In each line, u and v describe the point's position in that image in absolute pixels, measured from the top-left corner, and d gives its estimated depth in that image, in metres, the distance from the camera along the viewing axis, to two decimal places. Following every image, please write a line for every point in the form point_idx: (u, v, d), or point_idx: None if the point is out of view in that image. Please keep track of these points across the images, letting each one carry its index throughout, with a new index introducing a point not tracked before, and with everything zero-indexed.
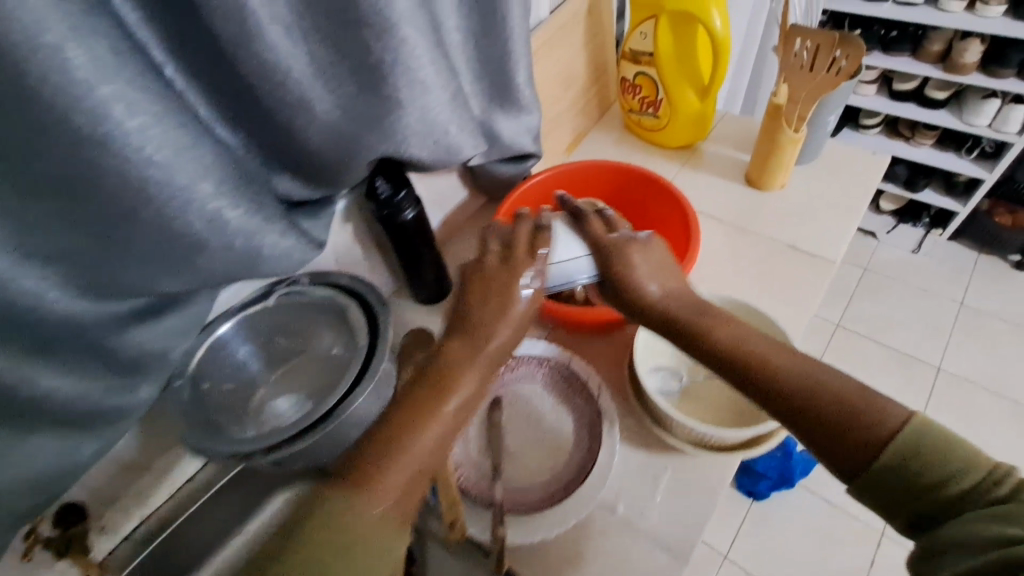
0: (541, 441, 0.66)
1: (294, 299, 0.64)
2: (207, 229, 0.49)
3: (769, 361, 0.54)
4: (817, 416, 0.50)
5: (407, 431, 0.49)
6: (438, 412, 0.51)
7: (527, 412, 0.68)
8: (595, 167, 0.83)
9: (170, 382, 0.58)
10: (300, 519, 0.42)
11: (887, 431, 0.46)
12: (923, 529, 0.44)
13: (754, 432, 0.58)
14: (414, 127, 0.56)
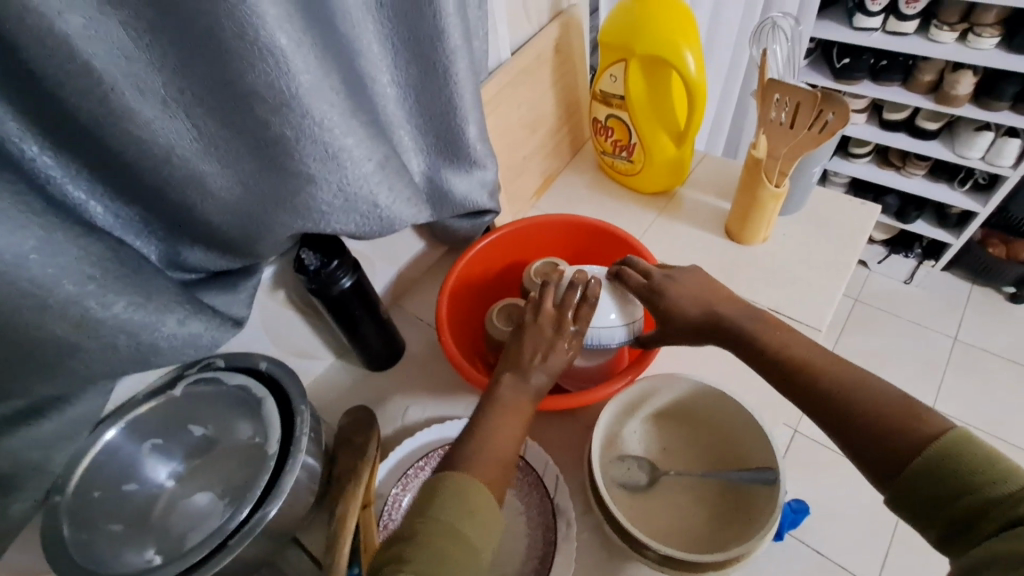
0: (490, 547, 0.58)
1: (204, 388, 0.56)
2: (75, 332, 0.42)
3: (812, 364, 0.51)
4: (853, 418, 0.46)
5: (501, 429, 0.53)
6: (508, 426, 0.53)
7: None
8: (558, 223, 0.75)
9: (51, 495, 0.50)
10: (423, 513, 0.44)
11: (928, 432, 0.42)
12: (958, 540, 0.39)
13: (721, 557, 0.50)
14: (334, 202, 0.49)
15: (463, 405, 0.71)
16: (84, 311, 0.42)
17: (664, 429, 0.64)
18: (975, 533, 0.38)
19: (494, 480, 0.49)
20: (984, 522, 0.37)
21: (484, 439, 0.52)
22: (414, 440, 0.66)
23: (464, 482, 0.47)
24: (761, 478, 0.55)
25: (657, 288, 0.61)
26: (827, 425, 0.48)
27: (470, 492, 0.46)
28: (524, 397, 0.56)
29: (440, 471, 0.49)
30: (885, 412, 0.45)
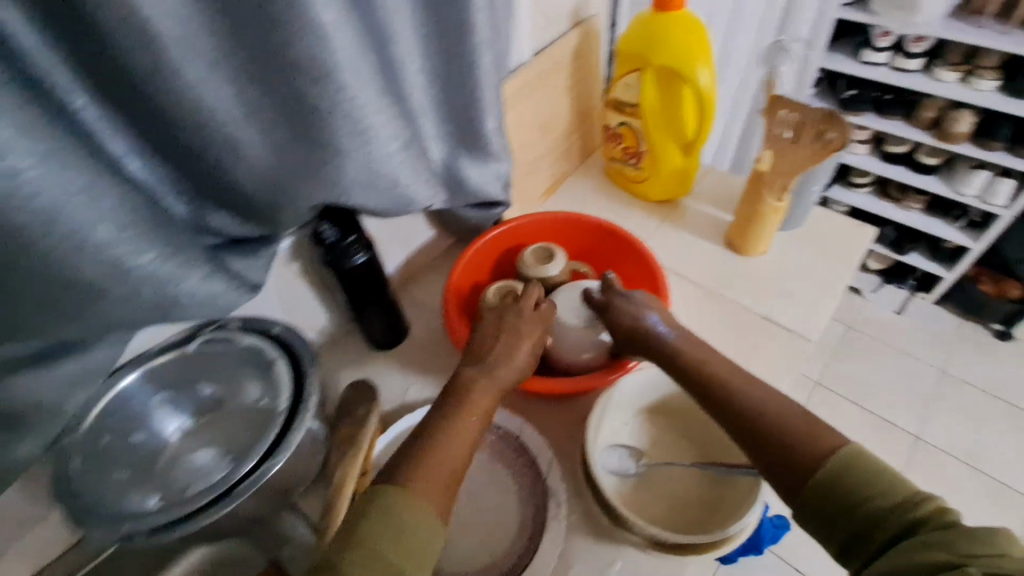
0: (483, 522, 0.61)
1: (216, 347, 0.58)
2: (105, 277, 0.43)
3: (728, 386, 0.53)
4: (765, 434, 0.49)
5: (453, 435, 0.53)
6: (462, 427, 0.53)
7: (469, 485, 0.64)
8: (566, 220, 0.77)
9: (62, 436, 0.51)
10: (350, 537, 0.44)
11: (826, 447, 0.45)
12: (857, 550, 0.41)
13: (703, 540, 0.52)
14: (357, 176, 0.52)
15: None
16: (116, 258, 0.43)
17: (654, 422, 0.66)
18: (873, 543, 0.40)
19: (438, 493, 0.48)
20: (877, 533, 0.40)
21: (436, 442, 0.52)
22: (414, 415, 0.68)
23: (397, 497, 0.46)
24: (742, 470, 0.57)
25: (617, 300, 0.65)
26: (746, 442, 0.50)
27: (402, 512, 0.45)
28: (476, 405, 0.55)
29: (376, 485, 0.48)
30: (786, 428, 0.48)
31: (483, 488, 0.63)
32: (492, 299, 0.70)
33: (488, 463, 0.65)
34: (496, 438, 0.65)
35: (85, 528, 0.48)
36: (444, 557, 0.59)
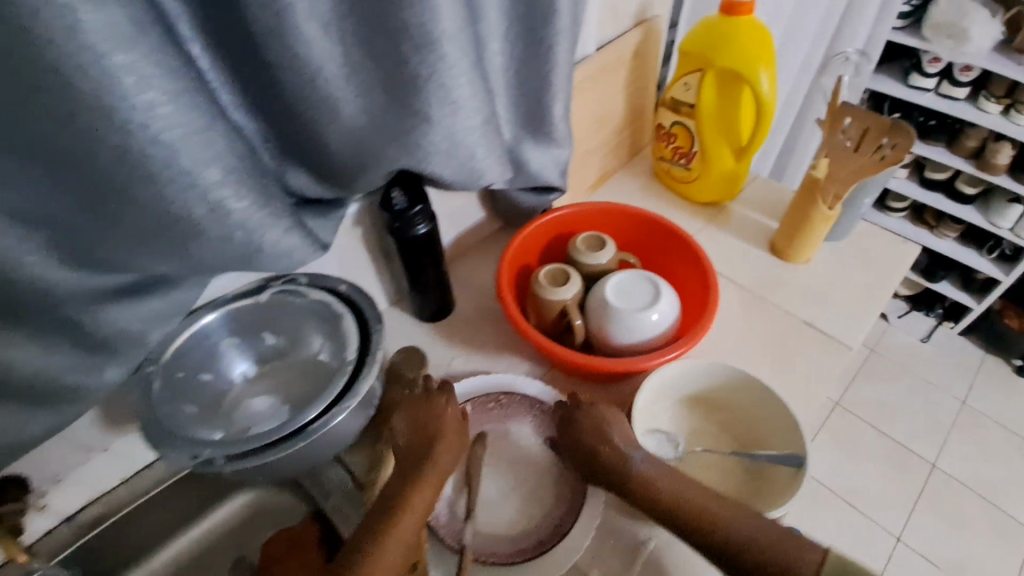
0: (523, 488, 0.63)
1: (286, 298, 0.60)
2: (205, 216, 0.46)
3: (705, 511, 0.55)
4: (752, 557, 0.53)
5: (390, 547, 0.52)
6: (393, 530, 0.53)
7: (513, 454, 0.66)
8: (618, 212, 0.79)
9: (142, 366, 0.54)
10: None
11: (814, 561, 0.52)
12: None
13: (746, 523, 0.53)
14: (440, 145, 0.54)
15: (506, 364, 0.76)
16: (217, 199, 0.46)
17: (697, 410, 0.67)
18: None
19: None
20: None
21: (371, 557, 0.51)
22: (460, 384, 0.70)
23: None
24: (783, 461, 0.59)
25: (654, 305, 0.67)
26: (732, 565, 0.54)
27: None
28: (415, 497, 0.55)
29: None
30: (772, 548, 0.53)
31: (524, 458, 0.65)
32: (543, 281, 0.71)
33: (529, 436, 0.67)
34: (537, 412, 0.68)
35: (161, 451, 0.50)
36: (484, 518, 0.61)
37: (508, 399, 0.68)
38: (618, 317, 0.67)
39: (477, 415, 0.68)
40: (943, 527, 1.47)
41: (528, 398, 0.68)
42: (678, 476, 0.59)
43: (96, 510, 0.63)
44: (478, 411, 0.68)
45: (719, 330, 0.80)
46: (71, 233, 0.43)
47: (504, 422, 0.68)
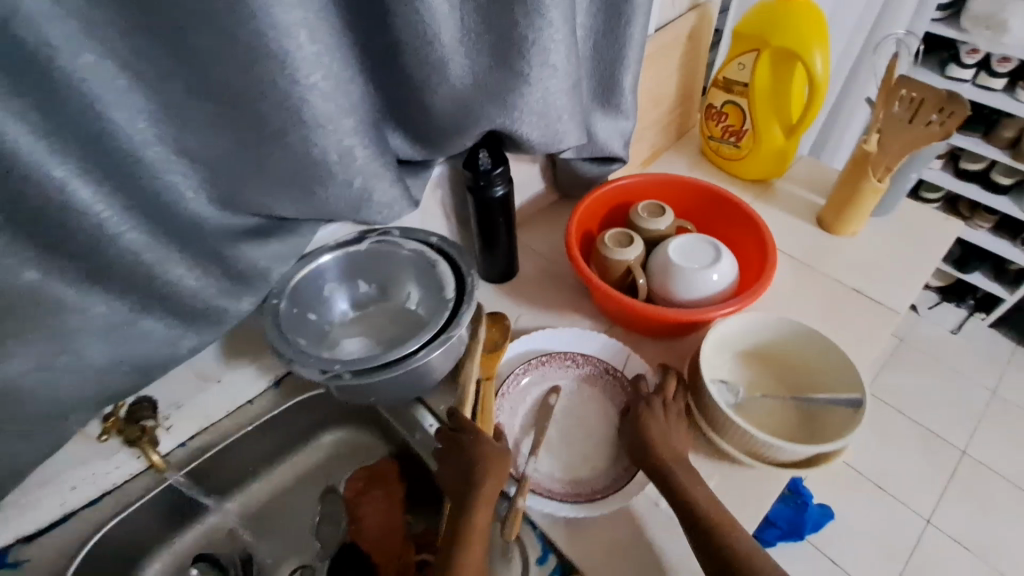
0: (588, 441, 0.69)
1: (383, 248, 0.66)
2: (337, 161, 0.52)
3: (728, 520, 0.55)
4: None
5: (473, 536, 0.56)
6: (471, 530, 0.56)
7: (576, 412, 0.71)
8: (677, 182, 0.83)
9: (267, 299, 0.59)
10: None
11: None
12: None
13: (809, 450, 0.57)
14: (533, 106, 0.60)
15: (569, 322, 0.82)
16: (347, 147, 0.52)
17: (753, 362, 0.72)
18: None
19: None
20: None
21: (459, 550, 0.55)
22: (538, 337, 0.76)
23: None
24: (839, 404, 0.64)
25: (719, 263, 0.72)
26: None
27: None
28: (488, 488, 0.58)
29: None
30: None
31: (590, 414, 0.71)
32: (609, 243, 0.76)
33: (597, 398, 0.72)
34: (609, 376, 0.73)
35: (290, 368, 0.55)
36: (549, 462, 0.67)
37: (584, 360, 0.74)
38: (681, 276, 0.72)
39: (553, 369, 0.74)
40: (972, 512, 1.49)
41: (598, 360, 0.73)
42: (731, 431, 0.62)
43: (204, 440, 0.69)
44: (556, 366, 0.74)
45: (770, 295, 0.85)
46: (228, 173, 0.49)
47: (575, 381, 0.74)
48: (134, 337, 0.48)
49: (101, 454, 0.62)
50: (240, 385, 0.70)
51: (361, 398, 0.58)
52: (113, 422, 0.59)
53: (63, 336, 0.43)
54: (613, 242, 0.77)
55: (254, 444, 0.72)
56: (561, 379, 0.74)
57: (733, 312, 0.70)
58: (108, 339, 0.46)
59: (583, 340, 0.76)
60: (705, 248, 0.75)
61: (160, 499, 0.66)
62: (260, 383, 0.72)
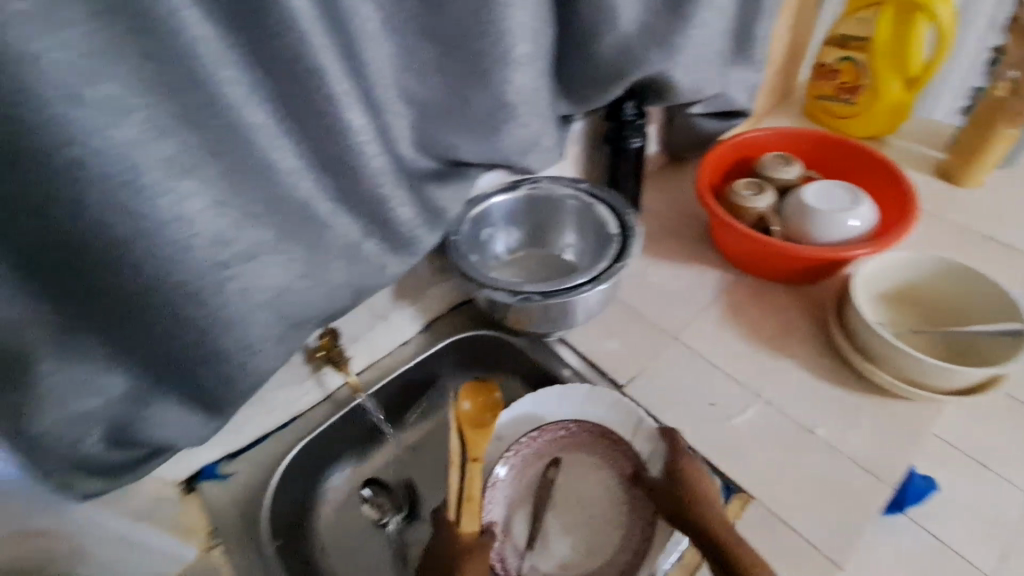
0: (588, 522, 0.63)
1: (537, 194, 0.71)
2: (523, 100, 0.58)
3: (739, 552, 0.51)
4: None
5: None
6: None
7: (581, 486, 0.65)
8: (801, 135, 0.87)
9: (448, 237, 0.65)
10: None
11: None
12: None
13: (978, 372, 0.60)
14: (689, 51, 0.65)
15: (696, 272, 0.83)
16: (531, 88, 0.57)
17: (898, 300, 0.73)
18: None
19: None
20: None
21: None
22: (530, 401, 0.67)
23: None
24: (996, 333, 0.65)
25: (857, 206, 0.74)
26: None
27: None
28: None
29: None
30: None
31: (592, 485, 0.65)
32: (738, 190, 0.80)
33: (592, 467, 0.66)
34: (608, 443, 0.65)
35: (482, 290, 0.62)
36: (548, 549, 0.62)
37: (579, 427, 0.65)
38: (820, 218, 0.74)
39: (545, 442, 0.65)
40: None
41: (591, 424, 0.65)
42: (890, 357, 0.65)
43: (372, 374, 0.76)
44: (547, 439, 0.65)
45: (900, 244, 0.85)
46: (433, 115, 0.56)
47: (574, 448, 0.66)
48: (360, 258, 0.53)
49: (292, 380, 0.69)
50: (399, 327, 0.77)
51: (535, 322, 0.64)
52: (327, 344, 0.68)
53: (320, 249, 0.49)
54: (748, 192, 0.79)
55: (409, 383, 0.77)
56: (557, 450, 0.66)
57: (880, 251, 0.71)
58: (343, 258, 0.52)
59: (582, 402, 0.67)
60: (841, 193, 0.76)
61: (338, 427, 0.71)
62: (414, 326, 0.79)
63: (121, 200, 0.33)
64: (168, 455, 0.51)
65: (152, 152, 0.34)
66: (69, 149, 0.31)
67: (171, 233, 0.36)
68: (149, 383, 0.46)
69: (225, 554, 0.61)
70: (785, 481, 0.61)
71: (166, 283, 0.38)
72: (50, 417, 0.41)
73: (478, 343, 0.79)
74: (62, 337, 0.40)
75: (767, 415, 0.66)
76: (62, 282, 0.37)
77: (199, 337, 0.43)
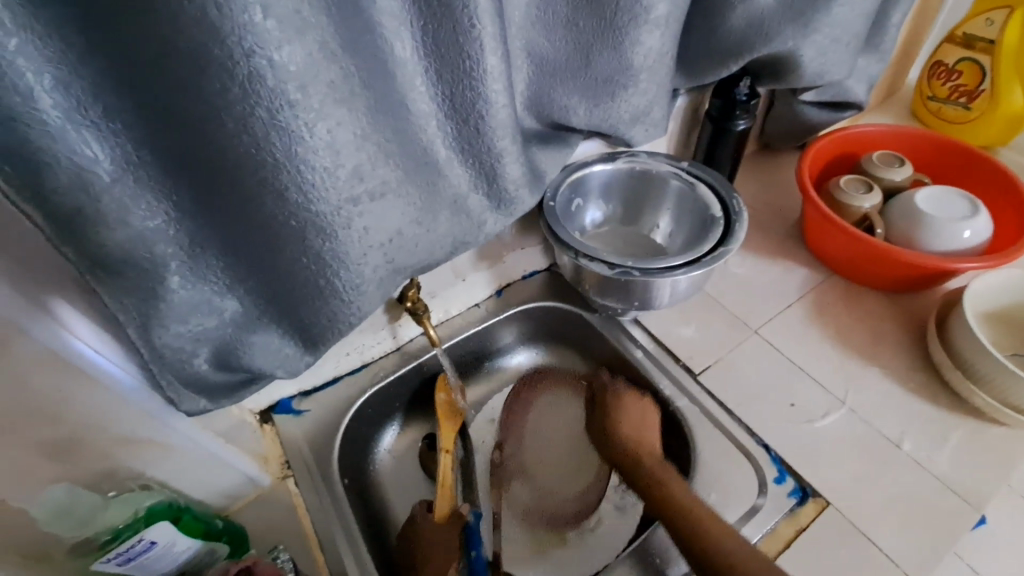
0: (563, 462, 0.74)
1: (634, 168, 0.69)
2: (645, 67, 0.55)
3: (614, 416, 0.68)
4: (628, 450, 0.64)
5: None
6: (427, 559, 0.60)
7: (548, 431, 0.76)
8: (912, 136, 0.81)
9: (544, 202, 0.64)
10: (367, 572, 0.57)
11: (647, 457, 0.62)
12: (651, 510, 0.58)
13: None
14: (821, 32, 0.61)
15: (782, 269, 0.80)
16: (656, 54, 0.55)
17: (1005, 323, 0.69)
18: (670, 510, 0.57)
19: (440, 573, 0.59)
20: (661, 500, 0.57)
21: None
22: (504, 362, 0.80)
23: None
24: None
25: (972, 214, 0.70)
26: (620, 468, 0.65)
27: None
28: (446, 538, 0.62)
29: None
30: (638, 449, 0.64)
31: (559, 429, 0.76)
32: (844, 186, 0.76)
33: (562, 419, 0.76)
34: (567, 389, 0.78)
35: (578, 258, 0.60)
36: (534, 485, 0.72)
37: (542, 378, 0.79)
38: (930, 225, 0.70)
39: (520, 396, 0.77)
40: None
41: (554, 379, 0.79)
42: (995, 381, 0.61)
43: (443, 331, 0.77)
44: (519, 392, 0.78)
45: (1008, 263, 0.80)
46: (551, 72, 0.54)
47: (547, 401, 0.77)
48: (468, 213, 0.52)
49: (371, 326, 0.69)
50: (473, 287, 0.77)
51: (622, 296, 0.62)
52: (412, 296, 0.65)
53: (434, 197, 0.48)
54: (858, 192, 0.75)
55: (477, 344, 0.77)
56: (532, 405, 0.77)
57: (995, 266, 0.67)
58: (451, 210, 0.51)
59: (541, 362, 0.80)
60: (953, 201, 0.72)
61: (408, 378, 0.72)
62: (487, 289, 0.78)
63: (284, 119, 0.33)
64: (262, 383, 0.52)
65: (317, 75, 0.33)
66: (249, 60, 0.30)
67: (314, 162, 0.36)
68: (256, 312, 0.47)
69: (296, 487, 0.62)
70: (869, 493, 0.59)
71: (303, 212, 0.38)
72: (171, 333, 0.42)
73: (548, 314, 0.79)
74: (194, 255, 0.41)
75: (850, 422, 0.64)
76: (205, 195, 0.38)
77: (317, 271, 0.43)
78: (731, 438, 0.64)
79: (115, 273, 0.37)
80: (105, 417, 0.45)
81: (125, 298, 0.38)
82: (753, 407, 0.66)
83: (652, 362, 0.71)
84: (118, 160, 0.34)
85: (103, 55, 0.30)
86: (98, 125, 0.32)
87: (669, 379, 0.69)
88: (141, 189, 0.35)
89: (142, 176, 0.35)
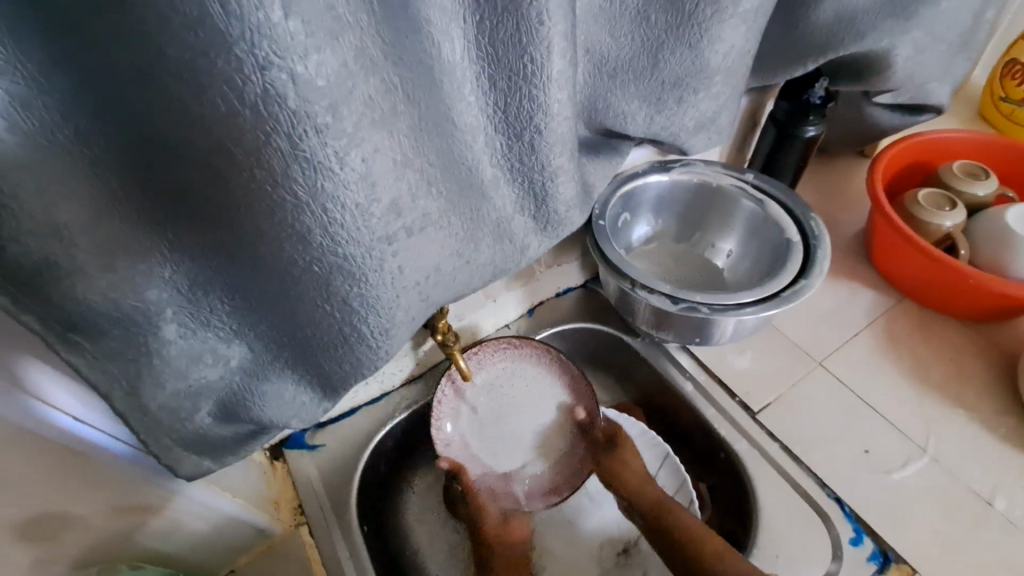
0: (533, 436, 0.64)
1: (691, 180, 0.61)
2: (722, 68, 0.47)
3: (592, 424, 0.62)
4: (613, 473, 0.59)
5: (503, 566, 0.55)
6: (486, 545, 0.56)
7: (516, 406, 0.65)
8: (999, 144, 0.73)
9: (594, 220, 0.56)
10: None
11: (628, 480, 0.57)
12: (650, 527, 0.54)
13: None
14: (919, 28, 0.53)
15: (848, 290, 0.72)
16: (734, 54, 0.47)
17: None
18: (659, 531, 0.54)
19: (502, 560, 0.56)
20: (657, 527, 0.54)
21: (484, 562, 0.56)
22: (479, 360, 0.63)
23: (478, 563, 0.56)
24: None
25: None
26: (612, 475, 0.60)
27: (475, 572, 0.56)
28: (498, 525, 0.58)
29: None
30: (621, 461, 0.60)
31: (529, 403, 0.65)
32: (922, 201, 0.67)
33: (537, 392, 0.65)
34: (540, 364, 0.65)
35: (636, 288, 0.53)
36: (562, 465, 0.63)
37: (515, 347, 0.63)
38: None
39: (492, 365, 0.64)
40: None
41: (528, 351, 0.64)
42: None
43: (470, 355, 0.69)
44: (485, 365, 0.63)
45: None
46: (612, 73, 0.46)
47: (520, 370, 0.65)
48: (516, 239, 0.44)
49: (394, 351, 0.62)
50: (504, 306, 0.69)
51: (679, 330, 0.55)
52: (445, 324, 0.57)
53: (479, 225, 0.40)
54: (942, 208, 0.66)
55: None
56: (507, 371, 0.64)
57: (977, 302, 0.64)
58: (496, 238, 0.42)
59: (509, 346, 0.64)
60: None
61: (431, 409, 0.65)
62: (519, 307, 0.71)
63: (306, 149, 0.26)
64: (274, 434, 0.44)
65: (351, 90, 0.26)
66: (263, 75, 0.23)
67: (343, 199, 0.28)
68: (269, 355, 0.38)
69: (312, 536, 0.56)
70: (962, 562, 0.52)
71: (328, 256, 0.31)
72: (167, 392, 0.35)
73: (585, 336, 0.72)
74: (194, 297, 0.33)
75: (933, 474, 0.57)
76: (204, 234, 0.30)
77: (340, 319, 0.35)
78: (800, 491, 0.56)
79: (98, 333, 0.30)
80: (91, 484, 0.39)
81: (111, 359, 0.31)
82: (821, 453, 0.58)
83: (704, 396, 0.64)
84: (95, 194, 0.26)
85: (69, 67, 0.23)
86: (69, 155, 0.25)
87: (724, 418, 0.62)
88: (122, 230, 0.28)
89: (127, 211, 0.28)
